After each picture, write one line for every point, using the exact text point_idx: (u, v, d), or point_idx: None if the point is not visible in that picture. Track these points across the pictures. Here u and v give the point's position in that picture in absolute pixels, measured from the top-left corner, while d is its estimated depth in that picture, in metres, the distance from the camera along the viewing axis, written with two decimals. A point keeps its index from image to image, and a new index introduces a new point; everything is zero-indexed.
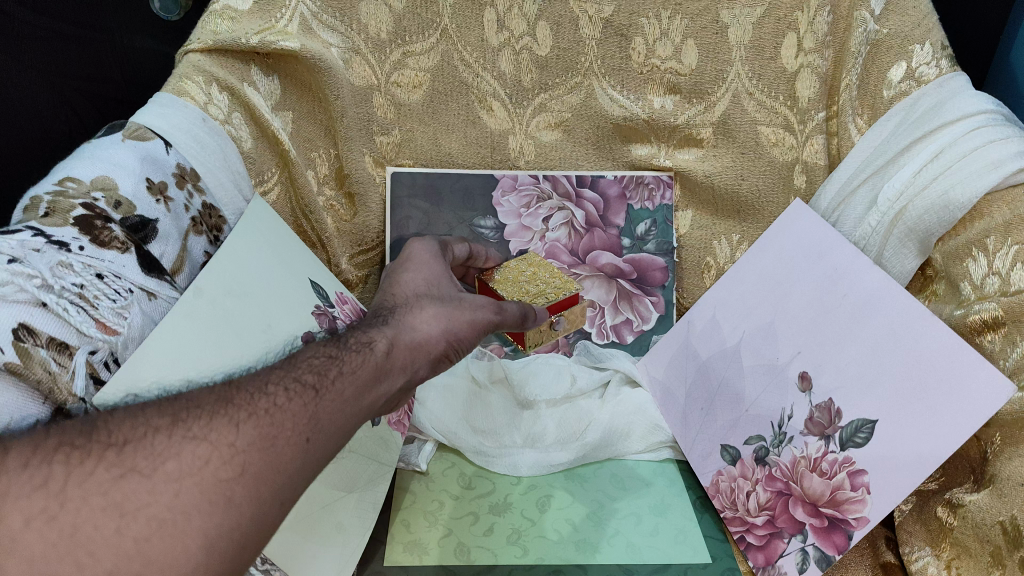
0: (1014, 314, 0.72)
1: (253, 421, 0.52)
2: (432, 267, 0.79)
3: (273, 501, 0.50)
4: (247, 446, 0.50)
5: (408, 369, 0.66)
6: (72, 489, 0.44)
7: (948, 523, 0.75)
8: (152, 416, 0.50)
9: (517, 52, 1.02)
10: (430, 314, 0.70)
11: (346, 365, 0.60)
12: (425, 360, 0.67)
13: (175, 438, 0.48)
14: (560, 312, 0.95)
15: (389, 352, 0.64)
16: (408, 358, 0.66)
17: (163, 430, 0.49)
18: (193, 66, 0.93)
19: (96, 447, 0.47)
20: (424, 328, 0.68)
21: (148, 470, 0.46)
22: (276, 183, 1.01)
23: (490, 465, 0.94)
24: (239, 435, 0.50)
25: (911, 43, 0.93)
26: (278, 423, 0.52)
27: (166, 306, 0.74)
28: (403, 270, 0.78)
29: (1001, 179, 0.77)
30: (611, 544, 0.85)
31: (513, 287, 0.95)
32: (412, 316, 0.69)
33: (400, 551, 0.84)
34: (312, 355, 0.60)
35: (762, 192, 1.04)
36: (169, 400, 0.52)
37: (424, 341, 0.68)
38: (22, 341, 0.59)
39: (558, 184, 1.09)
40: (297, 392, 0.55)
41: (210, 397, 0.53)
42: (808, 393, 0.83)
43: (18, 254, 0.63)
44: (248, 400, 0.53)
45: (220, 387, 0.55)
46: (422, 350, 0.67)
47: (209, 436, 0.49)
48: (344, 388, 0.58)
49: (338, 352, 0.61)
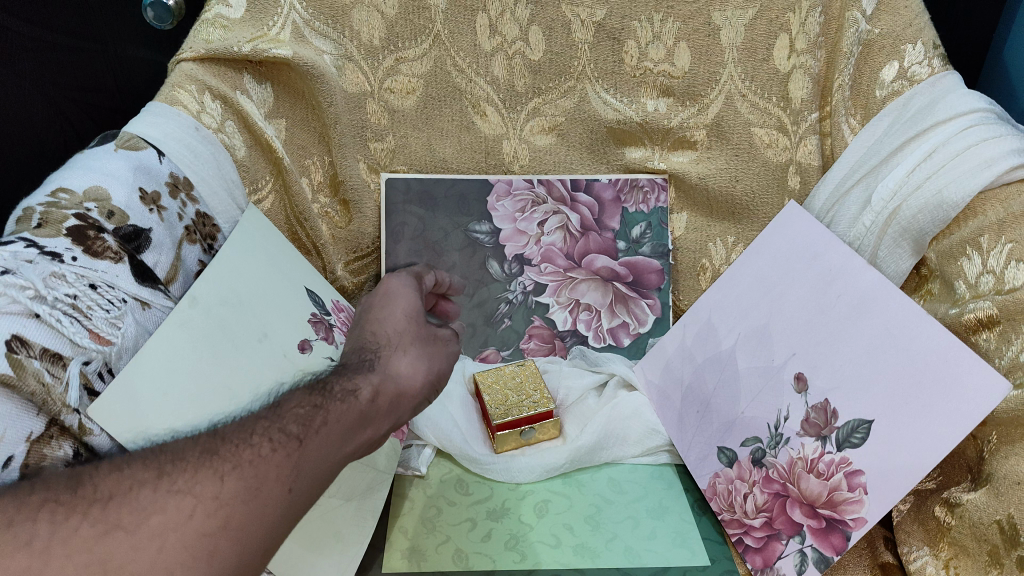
0: (1008, 311, 0.72)
1: (237, 473, 0.52)
2: (410, 301, 0.77)
3: (257, 551, 0.51)
4: (231, 498, 0.50)
5: (390, 416, 0.66)
6: (56, 546, 0.44)
7: (945, 523, 0.75)
8: (137, 469, 0.50)
9: (511, 57, 1.02)
10: (414, 355, 0.70)
11: (331, 415, 0.60)
12: (407, 406, 0.68)
13: (160, 493, 0.49)
14: (533, 424, 0.94)
15: (374, 398, 0.64)
16: (392, 403, 0.66)
17: (149, 483, 0.49)
18: (186, 75, 0.93)
19: (81, 502, 0.47)
20: (408, 372, 0.69)
21: (132, 527, 0.46)
22: (270, 191, 1.01)
23: (487, 472, 0.93)
24: (223, 488, 0.50)
25: (902, 43, 0.93)
26: (261, 476, 0.52)
27: (160, 316, 0.74)
28: (384, 301, 0.77)
29: (994, 178, 0.77)
30: (610, 548, 0.84)
31: (498, 393, 0.97)
32: (397, 359, 0.69)
33: (398, 557, 0.84)
34: (297, 404, 0.60)
35: (756, 194, 1.04)
36: (154, 452, 0.52)
37: (408, 386, 0.68)
38: (16, 353, 0.58)
39: (553, 188, 1.09)
40: (281, 442, 0.55)
41: (195, 448, 0.53)
42: (804, 394, 0.82)
43: (10, 265, 0.63)
44: (232, 452, 0.53)
45: (205, 436, 0.54)
46: (405, 396, 0.67)
47: (193, 490, 0.49)
48: (330, 436, 0.59)
49: (324, 400, 0.60)
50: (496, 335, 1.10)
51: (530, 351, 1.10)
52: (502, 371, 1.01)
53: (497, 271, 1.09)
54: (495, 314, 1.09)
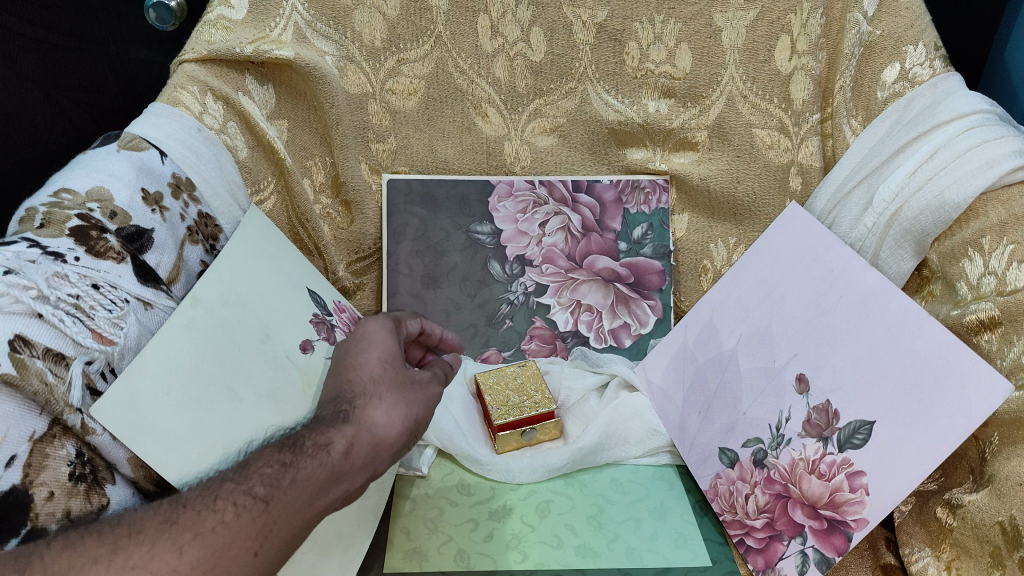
0: (1010, 312, 0.72)
1: (197, 542, 0.52)
2: (387, 343, 0.72)
3: None
4: (190, 570, 0.51)
5: (367, 467, 0.64)
6: None
7: (948, 524, 0.75)
8: (92, 544, 0.50)
9: (512, 59, 1.03)
10: (391, 403, 0.67)
11: (300, 473, 0.59)
12: (384, 455, 0.66)
13: (114, 569, 0.49)
14: (534, 425, 0.94)
15: (348, 451, 0.62)
16: (368, 454, 0.64)
17: (103, 559, 0.49)
18: (188, 76, 0.93)
19: None
20: (385, 421, 0.66)
21: None
22: (272, 192, 1.01)
23: (488, 473, 0.93)
24: (182, 559, 0.51)
25: (904, 44, 0.93)
26: (222, 546, 0.53)
27: (162, 316, 0.73)
28: (359, 342, 0.72)
29: (996, 179, 0.77)
30: (611, 549, 0.84)
31: (499, 394, 0.97)
32: (373, 409, 0.66)
33: (399, 558, 0.84)
34: (265, 464, 0.59)
35: (758, 195, 1.04)
36: (111, 524, 0.52)
37: (385, 436, 0.65)
38: (18, 352, 0.58)
39: (555, 189, 1.09)
40: (245, 507, 0.56)
41: (154, 519, 0.53)
42: (806, 395, 0.82)
43: (13, 265, 0.62)
44: (195, 519, 0.54)
45: (164, 504, 0.55)
46: (382, 445, 0.65)
47: (150, 564, 0.50)
48: (298, 496, 0.58)
49: (293, 459, 0.60)
50: (498, 335, 1.09)
51: (531, 352, 1.10)
52: (503, 372, 1.01)
53: (498, 273, 1.09)
54: (497, 315, 1.09)
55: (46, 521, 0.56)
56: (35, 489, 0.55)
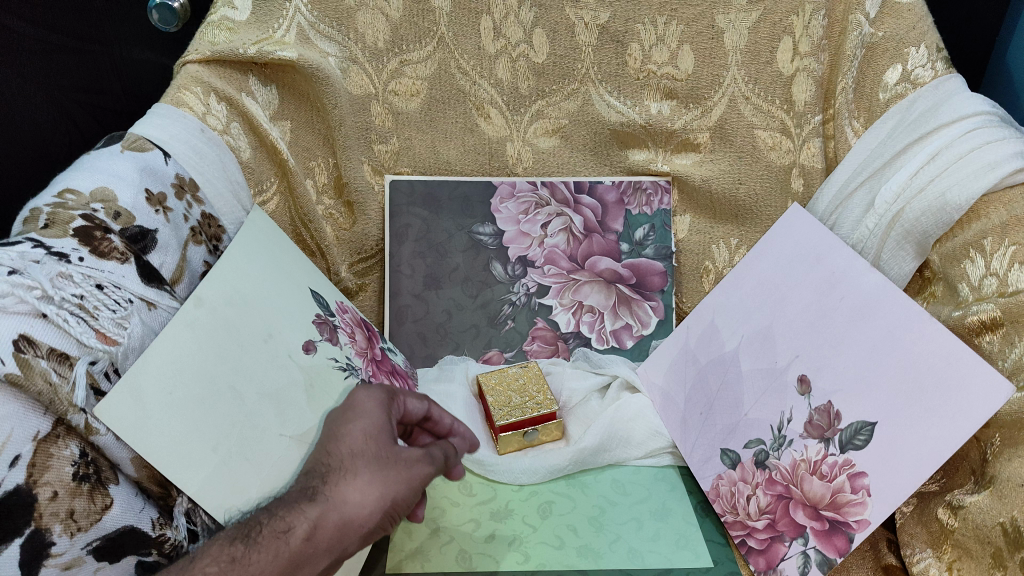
0: (1011, 314, 0.72)
1: None
2: (372, 416, 0.67)
3: None
4: None
5: (333, 551, 0.60)
6: None
7: (949, 525, 0.75)
8: None
9: (515, 60, 1.03)
10: (365, 479, 0.62)
11: (250, 567, 0.56)
12: (354, 537, 0.62)
13: None
14: (534, 426, 0.95)
15: (310, 535, 0.59)
16: (335, 537, 0.60)
17: None
18: (192, 77, 0.94)
19: None
20: (355, 500, 0.61)
21: None
22: (275, 193, 1.02)
23: (489, 473, 0.93)
24: None
25: (906, 45, 0.93)
26: None
27: (167, 316, 0.73)
28: (348, 413, 0.68)
29: (998, 180, 0.77)
30: (613, 550, 0.85)
31: (501, 393, 0.97)
32: (343, 485, 0.61)
33: (401, 558, 0.84)
34: (211, 560, 0.56)
35: (760, 197, 1.04)
36: None
37: (354, 518, 0.61)
38: (22, 352, 0.58)
39: (557, 190, 1.09)
40: None
41: None
42: (807, 396, 0.82)
43: (18, 265, 0.63)
44: None
45: None
46: (351, 527, 0.61)
47: None
48: None
49: (243, 552, 0.57)
50: (500, 336, 1.09)
51: (533, 353, 1.09)
52: (505, 372, 1.01)
53: (499, 273, 1.09)
54: (499, 315, 1.09)
55: (50, 521, 0.56)
56: (39, 489, 0.55)
